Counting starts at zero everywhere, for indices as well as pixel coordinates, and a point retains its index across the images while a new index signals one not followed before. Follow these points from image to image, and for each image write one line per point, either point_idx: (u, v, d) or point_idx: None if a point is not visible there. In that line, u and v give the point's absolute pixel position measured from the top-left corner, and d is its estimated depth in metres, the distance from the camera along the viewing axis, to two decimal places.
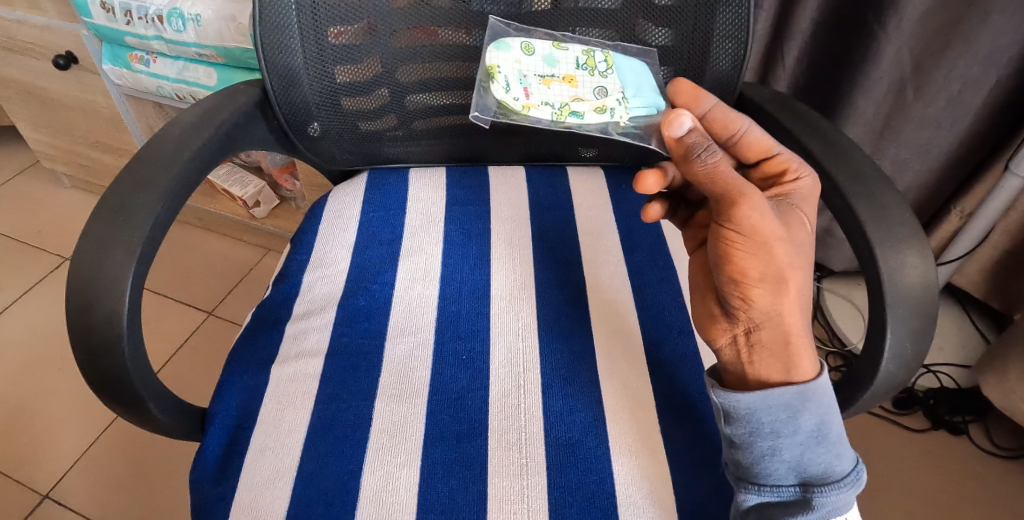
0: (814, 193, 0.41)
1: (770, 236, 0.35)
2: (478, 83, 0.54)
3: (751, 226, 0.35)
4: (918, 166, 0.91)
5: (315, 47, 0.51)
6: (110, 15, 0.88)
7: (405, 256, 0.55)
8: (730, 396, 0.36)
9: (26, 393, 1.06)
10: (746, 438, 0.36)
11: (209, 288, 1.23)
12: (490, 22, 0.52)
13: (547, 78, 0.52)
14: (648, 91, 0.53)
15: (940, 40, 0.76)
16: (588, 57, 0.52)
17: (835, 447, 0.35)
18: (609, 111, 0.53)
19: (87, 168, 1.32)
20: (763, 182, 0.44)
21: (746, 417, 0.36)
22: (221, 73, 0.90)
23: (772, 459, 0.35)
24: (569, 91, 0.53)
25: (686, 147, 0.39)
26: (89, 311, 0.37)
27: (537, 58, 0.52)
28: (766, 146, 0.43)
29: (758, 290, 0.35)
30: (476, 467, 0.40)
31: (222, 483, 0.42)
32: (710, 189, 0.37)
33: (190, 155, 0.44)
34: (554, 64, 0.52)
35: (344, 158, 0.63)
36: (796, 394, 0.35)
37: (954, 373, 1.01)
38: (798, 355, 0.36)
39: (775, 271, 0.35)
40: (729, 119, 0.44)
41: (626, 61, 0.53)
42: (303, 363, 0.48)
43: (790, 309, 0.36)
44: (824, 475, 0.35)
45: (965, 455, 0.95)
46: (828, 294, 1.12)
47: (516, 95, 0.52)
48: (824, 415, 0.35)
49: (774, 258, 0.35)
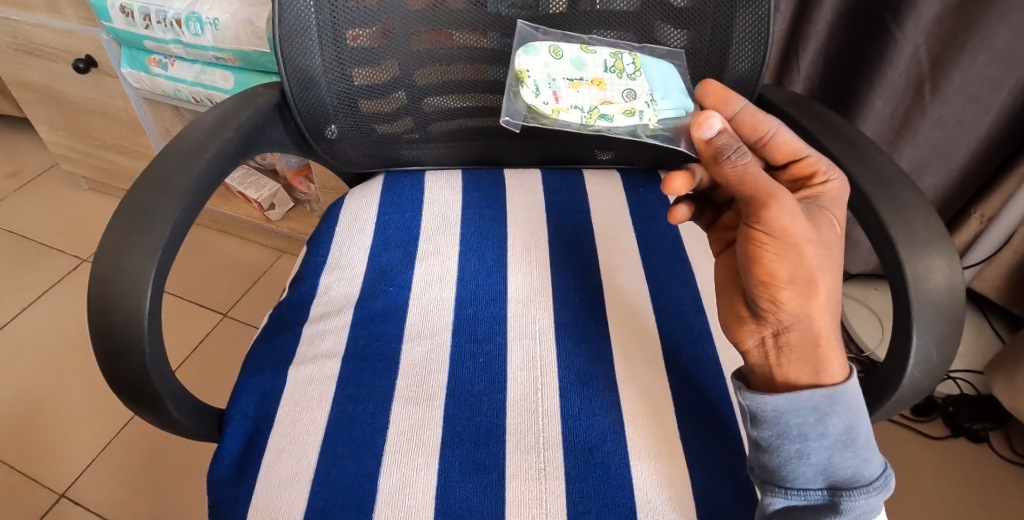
0: (843, 196, 0.40)
1: (801, 237, 0.34)
2: (508, 88, 0.54)
3: (781, 227, 0.34)
4: (937, 167, 0.89)
5: (333, 49, 0.51)
6: (129, 19, 0.89)
7: (422, 258, 0.55)
8: (757, 398, 0.36)
9: (43, 392, 1.07)
10: (773, 440, 0.36)
11: (224, 290, 1.24)
12: (518, 26, 0.52)
13: (575, 82, 0.52)
14: (676, 93, 0.52)
15: (958, 38, 0.75)
16: (616, 60, 0.52)
17: (863, 451, 0.35)
18: (637, 113, 0.52)
19: (103, 171, 1.34)
20: (792, 184, 0.44)
21: (774, 420, 0.36)
22: (238, 76, 0.91)
23: (799, 463, 0.35)
24: (597, 94, 0.52)
25: (715, 149, 0.38)
26: (111, 308, 0.37)
27: (565, 61, 0.52)
28: (795, 148, 0.42)
29: (788, 292, 0.35)
30: (494, 471, 0.40)
31: (240, 484, 0.42)
32: (740, 191, 0.37)
33: (210, 155, 0.45)
34: (582, 68, 0.52)
35: (361, 160, 0.63)
36: (825, 397, 0.35)
37: (974, 379, 1.00)
38: (827, 358, 0.35)
39: (806, 273, 0.34)
40: (758, 121, 0.44)
41: (654, 63, 0.52)
42: (320, 364, 0.48)
43: (819, 311, 0.35)
44: (852, 478, 0.34)
45: (985, 464, 0.93)
46: (845, 298, 1.11)
47: (546, 99, 0.51)
48: (854, 419, 0.35)
49: (804, 260, 0.34)
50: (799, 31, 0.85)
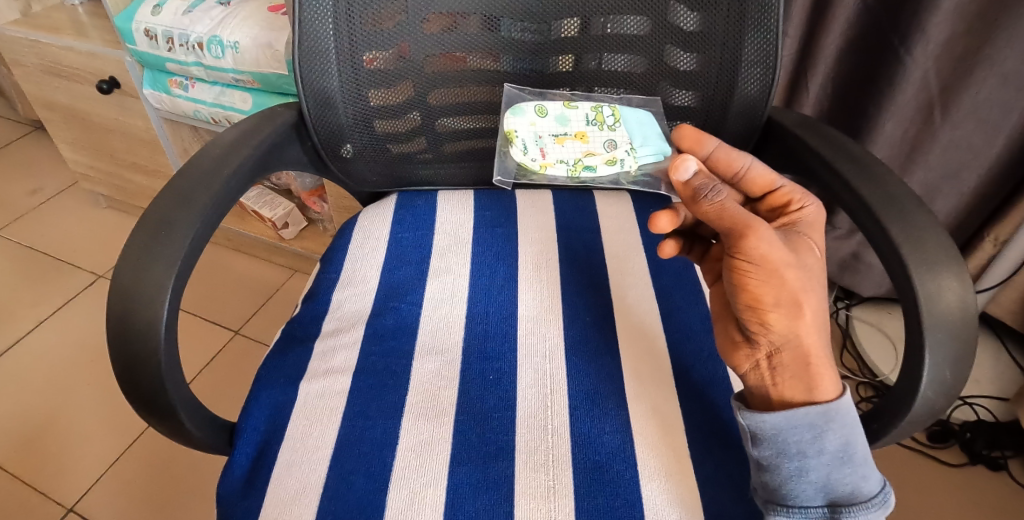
0: (820, 220, 0.43)
1: (782, 262, 0.35)
2: (499, 149, 0.62)
3: (761, 255, 0.35)
4: (950, 189, 0.89)
5: (350, 72, 0.52)
6: (153, 42, 0.93)
7: (433, 276, 0.56)
8: (756, 417, 0.36)
9: (56, 405, 1.08)
10: (774, 459, 0.35)
11: (237, 307, 1.25)
12: (504, 90, 0.58)
13: (560, 137, 0.60)
14: (654, 139, 0.57)
15: (966, 62, 0.76)
16: (597, 113, 0.58)
17: (861, 468, 0.35)
18: (619, 162, 0.59)
19: (124, 189, 1.37)
20: (769, 213, 0.46)
21: (773, 438, 0.35)
22: (256, 98, 0.93)
23: (799, 480, 0.35)
24: (581, 147, 0.59)
25: (692, 189, 0.40)
26: (128, 319, 0.38)
27: (550, 118, 0.58)
28: (769, 180, 0.45)
29: (775, 315, 0.35)
30: (503, 489, 0.39)
31: (249, 497, 0.42)
32: (718, 225, 0.38)
33: (230, 171, 0.46)
34: (565, 123, 0.59)
35: (375, 180, 0.64)
36: (820, 414, 0.35)
37: (991, 405, 0.98)
38: (819, 374, 0.36)
39: (791, 295, 0.35)
40: (732, 158, 0.45)
41: (632, 113, 0.57)
42: (332, 379, 0.48)
43: (808, 331, 0.35)
44: (852, 495, 0.34)
45: (1008, 492, 0.91)
46: (858, 322, 1.10)
47: (533, 156, 0.59)
48: (850, 436, 0.35)
49: (787, 284, 0.35)
50: (807, 55, 0.86)
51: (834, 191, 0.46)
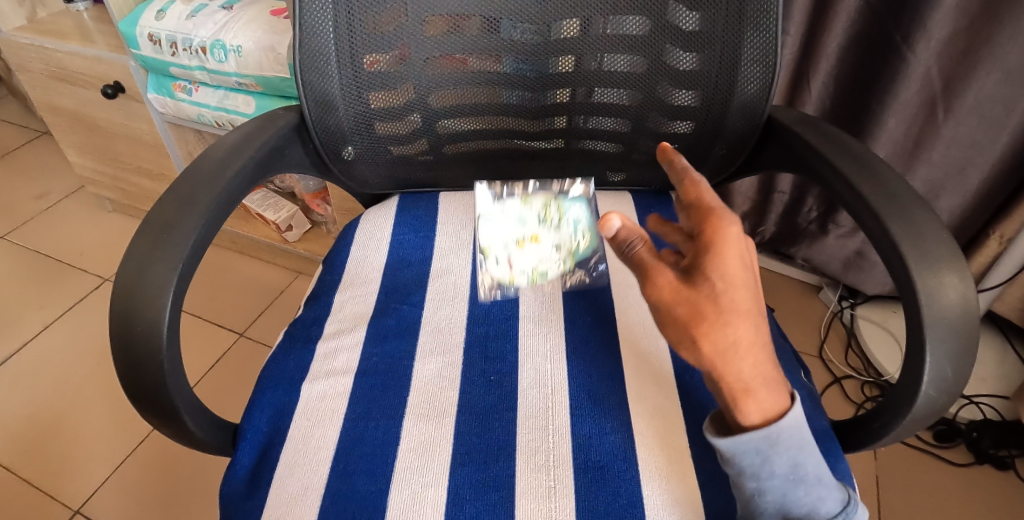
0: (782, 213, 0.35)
1: (686, 316, 0.34)
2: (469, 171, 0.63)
3: (666, 312, 0.35)
4: (954, 187, 0.88)
5: (350, 74, 0.52)
6: (157, 47, 0.93)
7: (435, 278, 0.56)
8: (711, 439, 0.36)
9: (63, 407, 1.09)
10: (736, 477, 0.35)
11: (241, 309, 1.26)
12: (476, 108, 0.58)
13: (519, 242, 0.56)
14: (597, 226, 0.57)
15: (969, 59, 0.75)
16: (546, 211, 0.57)
17: (817, 485, 0.35)
18: (575, 258, 0.56)
19: (129, 193, 1.38)
20: None
21: (729, 459, 0.35)
22: (260, 101, 0.94)
23: (758, 500, 0.35)
24: (538, 251, 0.56)
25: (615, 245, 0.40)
26: (131, 322, 0.38)
27: (508, 220, 0.57)
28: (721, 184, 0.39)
29: (695, 359, 0.35)
30: (503, 489, 0.39)
31: (252, 498, 0.42)
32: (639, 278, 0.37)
33: (232, 173, 0.46)
34: (523, 226, 0.56)
35: (377, 181, 0.65)
36: (762, 440, 0.33)
37: (997, 404, 0.97)
38: (753, 409, 0.34)
39: (700, 345, 0.33)
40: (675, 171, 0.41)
41: (574, 207, 0.58)
42: (333, 380, 0.48)
43: (729, 373, 0.33)
44: (809, 513, 0.35)
45: (1015, 491, 0.90)
46: (862, 321, 1.09)
47: (497, 267, 0.55)
48: (799, 456, 0.34)
49: (694, 336, 0.34)
50: (808, 53, 0.86)
51: (834, 188, 0.46)
